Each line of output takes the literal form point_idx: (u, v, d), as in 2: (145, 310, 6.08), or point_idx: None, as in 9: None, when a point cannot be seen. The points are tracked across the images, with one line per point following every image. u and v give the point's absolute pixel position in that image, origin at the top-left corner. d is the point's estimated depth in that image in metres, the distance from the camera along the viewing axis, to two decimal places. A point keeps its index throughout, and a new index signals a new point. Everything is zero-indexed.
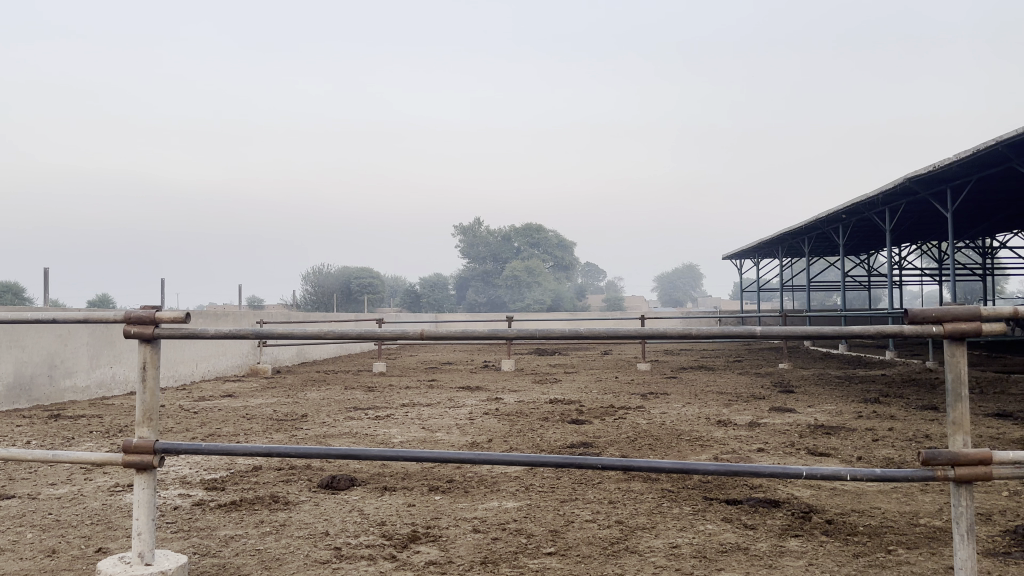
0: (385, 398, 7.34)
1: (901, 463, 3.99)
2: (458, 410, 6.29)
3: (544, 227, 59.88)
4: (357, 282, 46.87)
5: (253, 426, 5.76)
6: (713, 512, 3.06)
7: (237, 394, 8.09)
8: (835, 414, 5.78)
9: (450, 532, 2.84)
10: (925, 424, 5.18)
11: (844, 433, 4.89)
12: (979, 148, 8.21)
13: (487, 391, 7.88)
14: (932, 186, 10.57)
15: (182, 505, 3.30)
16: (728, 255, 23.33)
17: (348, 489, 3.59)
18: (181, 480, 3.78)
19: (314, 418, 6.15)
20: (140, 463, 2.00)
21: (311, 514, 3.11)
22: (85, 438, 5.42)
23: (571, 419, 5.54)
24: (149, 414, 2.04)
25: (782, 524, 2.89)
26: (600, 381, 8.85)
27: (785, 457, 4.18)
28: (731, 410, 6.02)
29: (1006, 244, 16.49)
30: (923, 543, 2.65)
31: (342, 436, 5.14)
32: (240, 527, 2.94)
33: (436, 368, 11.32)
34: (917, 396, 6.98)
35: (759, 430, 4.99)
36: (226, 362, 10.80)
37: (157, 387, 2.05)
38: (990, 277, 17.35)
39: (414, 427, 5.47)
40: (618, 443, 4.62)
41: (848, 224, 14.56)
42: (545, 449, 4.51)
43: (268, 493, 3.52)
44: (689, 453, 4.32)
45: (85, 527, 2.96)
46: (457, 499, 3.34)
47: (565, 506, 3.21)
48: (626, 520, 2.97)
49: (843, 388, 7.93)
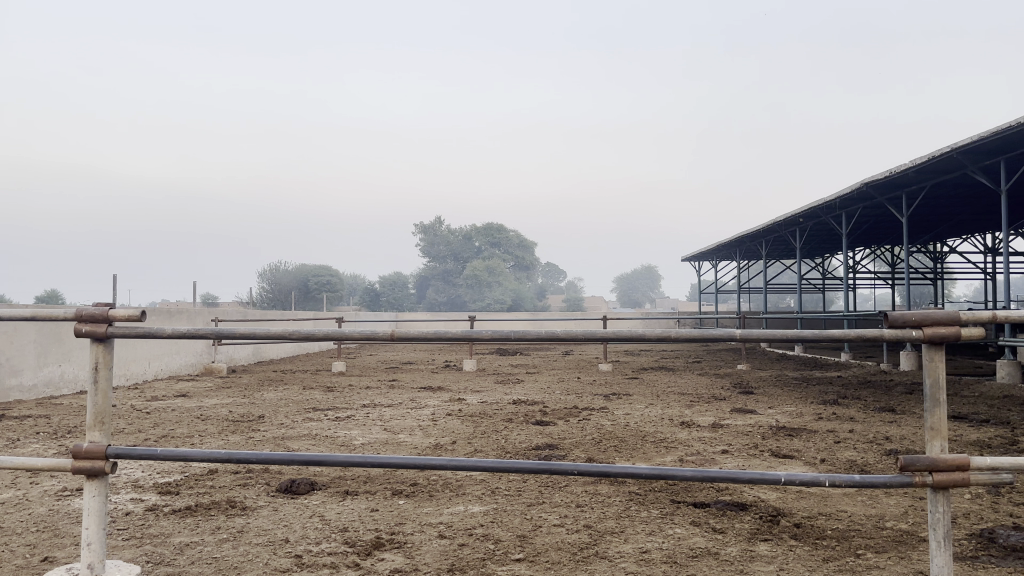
0: (345, 399, 7.20)
1: (864, 464, 4.02)
2: (420, 411, 6.21)
3: (505, 228, 59.86)
4: (314, 280, 46.30)
5: (208, 427, 5.60)
6: (682, 516, 3.03)
7: (192, 394, 7.89)
8: (796, 415, 5.82)
9: (416, 538, 2.77)
10: (885, 426, 5.25)
11: (806, 435, 4.92)
12: (936, 155, 8.38)
13: (449, 391, 7.80)
14: (888, 191, 10.78)
15: (134, 510, 3.16)
16: (688, 257, 23.54)
17: (308, 493, 3.49)
18: (133, 484, 3.65)
19: (272, 418, 6.01)
20: (91, 469, 1.89)
21: (269, 520, 3.01)
22: (31, 439, 5.21)
23: (535, 421, 5.50)
24: (100, 417, 1.93)
25: (751, 528, 2.87)
26: (562, 382, 8.83)
27: (750, 459, 4.19)
28: (694, 411, 6.02)
29: (956, 249, 16.88)
30: (891, 547, 2.66)
31: (301, 438, 5.01)
32: (196, 533, 2.82)
33: (396, 368, 11.18)
34: (874, 398, 7.10)
35: (723, 432, 5.00)
36: (179, 362, 10.53)
37: (110, 389, 1.94)
38: (940, 281, 17.78)
39: (375, 428, 5.37)
40: (584, 444, 4.58)
41: (805, 228, 14.78)
42: (510, 450, 4.45)
43: (224, 497, 3.40)
44: (654, 455, 4.30)
45: (31, 534, 2.82)
46: (422, 503, 3.27)
47: (532, 510, 3.15)
48: (594, 524, 2.93)
49: (802, 389, 8.01)
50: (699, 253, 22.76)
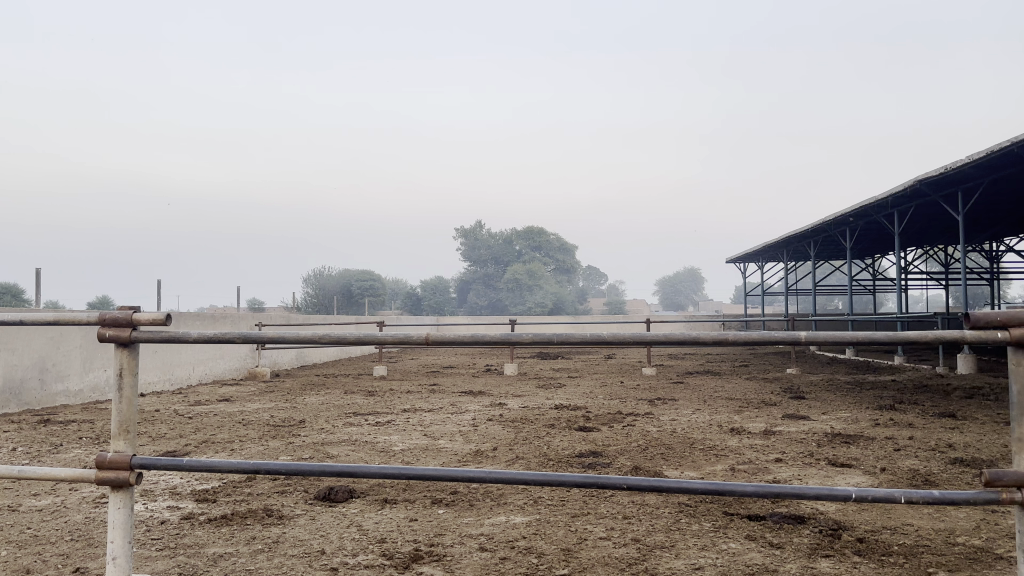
0: (386, 403, 7.14)
1: (928, 474, 3.79)
2: (461, 416, 6.09)
3: (546, 232, 59.64)
4: (357, 285, 46.71)
5: (249, 432, 5.57)
6: (736, 529, 2.86)
7: (234, 399, 7.92)
8: (851, 422, 5.57)
9: (456, 550, 2.65)
10: (947, 433, 4.99)
11: (863, 442, 4.70)
12: (994, 149, 8.01)
13: (490, 396, 7.69)
14: (943, 188, 10.37)
15: (169, 519, 3.10)
16: (731, 258, 23.18)
17: (346, 501, 3.40)
18: (171, 491, 3.60)
19: (312, 423, 5.96)
20: (116, 480, 1.81)
21: (306, 531, 2.92)
22: (74, 445, 5.23)
23: (577, 427, 5.34)
24: (126, 426, 1.84)
25: (810, 543, 2.69)
26: (605, 386, 8.67)
27: (805, 468, 3.99)
28: (742, 417, 5.82)
29: (1014, 249, 16.20)
30: (965, 565, 2.46)
31: (340, 443, 4.94)
32: (231, 544, 2.74)
33: (438, 372, 11.12)
34: (933, 403, 6.79)
35: (775, 439, 4.81)
36: (222, 366, 10.60)
37: (135, 396, 1.85)
38: (997, 281, 17.15)
39: (415, 433, 5.28)
40: (629, 451, 4.43)
41: (856, 227, 14.34)
42: (553, 457, 4.31)
43: (261, 505, 3.32)
44: (704, 463, 4.13)
45: (65, 543, 2.77)
46: (462, 513, 3.15)
47: (576, 522, 3.01)
48: (643, 538, 2.78)
49: (855, 394, 7.71)
50: (744, 255, 22.37)
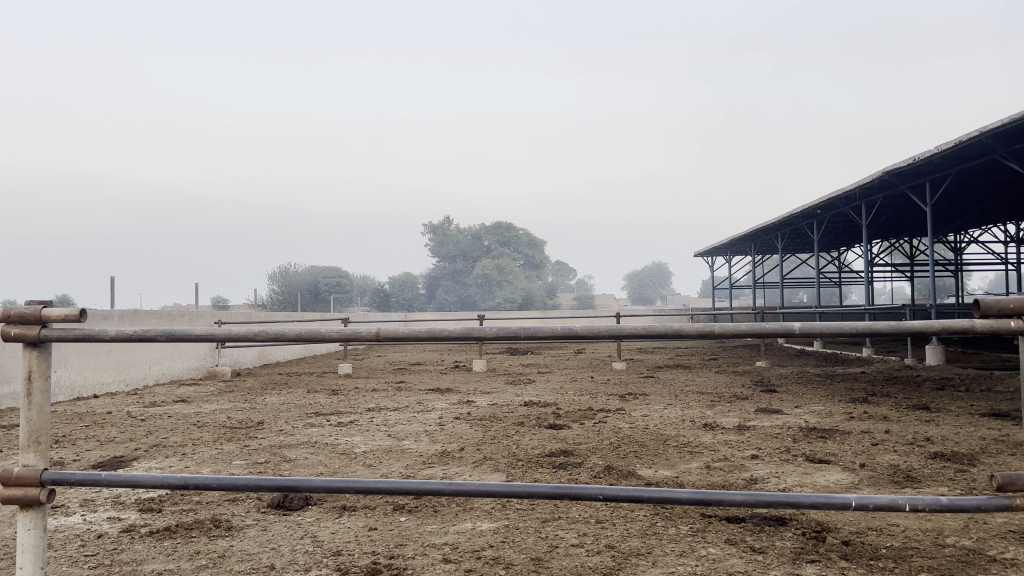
0: (349, 402, 6.92)
1: (909, 470, 3.65)
2: (426, 415, 5.88)
3: (516, 228, 59.59)
4: (325, 282, 46.16)
5: (203, 435, 5.31)
6: (716, 533, 2.71)
7: (191, 399, 7.64)
8: (826, 416, 5.47)
9: (416, 563, 2.46)
10: (922, 426, 4.90)
11: (840, 436, 4.59)
12: (963, 139, 7.94)
13: (458, 393, 7.50)
14: (911, 180, 10.34)
15: (108, 532, 2.87)
16: (700, 252, 23.28)
17: (302, 510, 3.19)
18: (113, 501, 3.36)
19: (271, 425, 5.71)
20: (24, 498, 1.58)
21: (255, 543, 2.70)
22: (14, 451, 4.93)
23: (548, 425, 5.16)
24: (36, 436, 1.62)
25: (794, 547, 2.55)
26: (576, 381, 8.52)
27: (782, 464, 3.85)
28: (715, 412, 5.70)
29: (978, 240, 16.31)
30: (957, 568, 2.33)
31: (299, 446, 4.71)
32: (171, 560, 2.52)
33: (405, 369, 10.93)
34: (905, 395, 6.72)
35: (750, 434, 4.68)
36: (180, 365, 10.27)
37: (46, 403, 1.63)
38: (961, 272, 17.31)
39: (378, 434, 5.06)
40: (600, 450, 4.25)
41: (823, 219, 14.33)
42: (522, 457, 4.13)
43: (209, 515, 3.09)
44: (679, 461, 3.97)
45: None
46: (425, 521, 2.96)
47: (547, 527, 2.84)
48: (618, 545, 2.61)
49: (826, 386, 7.65)
50: (713, 249, 22.46)
